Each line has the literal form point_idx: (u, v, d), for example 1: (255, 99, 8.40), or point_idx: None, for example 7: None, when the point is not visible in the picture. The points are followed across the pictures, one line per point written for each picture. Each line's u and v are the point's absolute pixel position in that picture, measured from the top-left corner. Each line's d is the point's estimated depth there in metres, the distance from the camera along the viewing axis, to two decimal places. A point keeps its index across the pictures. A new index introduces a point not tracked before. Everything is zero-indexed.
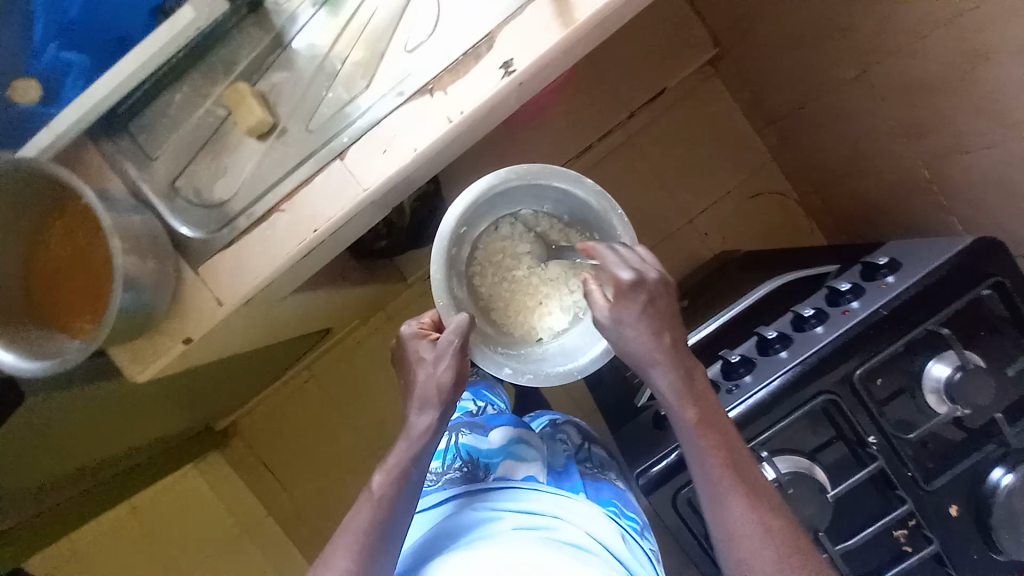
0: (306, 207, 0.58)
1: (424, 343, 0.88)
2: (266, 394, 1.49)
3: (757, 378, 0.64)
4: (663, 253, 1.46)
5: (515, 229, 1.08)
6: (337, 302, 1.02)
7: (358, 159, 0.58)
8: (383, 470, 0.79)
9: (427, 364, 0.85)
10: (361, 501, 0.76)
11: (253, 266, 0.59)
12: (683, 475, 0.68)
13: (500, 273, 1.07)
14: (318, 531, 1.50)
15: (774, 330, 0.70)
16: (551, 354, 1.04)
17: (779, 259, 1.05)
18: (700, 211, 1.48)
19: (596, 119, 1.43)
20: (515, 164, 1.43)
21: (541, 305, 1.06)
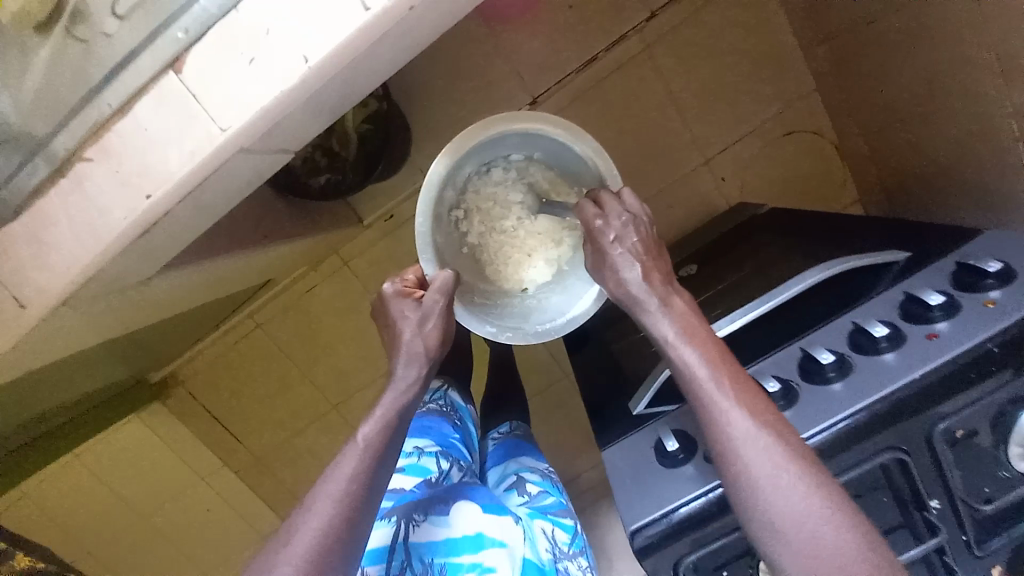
0: (129, 157, 0.40)
1: (410, 303, 0.72)
2: (208, 343, 1.32)
3: (808, 418, 0.54)
4: (669, 201, 1.24)
5: (508, 174, 0.86)
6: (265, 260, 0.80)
7: (231, 83, 0.37)
8: (373, 420, 0.65)
9: (412, 326, 0.71)
10: (343, 456, 0.61)
11: (73, 244, 0.42)
12: (710, 529, 0.58)
13: (483, 226, 0.87)
14: (280, 481, 1.44)
15: (824, 348, 0.58)
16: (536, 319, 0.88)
17: (817, 227, 0.86)
18: (719, 151, 1.23)
19: (606, 20, 1.12)
20: (498, 76, 1.13)
21: (526, 265, 0.88)
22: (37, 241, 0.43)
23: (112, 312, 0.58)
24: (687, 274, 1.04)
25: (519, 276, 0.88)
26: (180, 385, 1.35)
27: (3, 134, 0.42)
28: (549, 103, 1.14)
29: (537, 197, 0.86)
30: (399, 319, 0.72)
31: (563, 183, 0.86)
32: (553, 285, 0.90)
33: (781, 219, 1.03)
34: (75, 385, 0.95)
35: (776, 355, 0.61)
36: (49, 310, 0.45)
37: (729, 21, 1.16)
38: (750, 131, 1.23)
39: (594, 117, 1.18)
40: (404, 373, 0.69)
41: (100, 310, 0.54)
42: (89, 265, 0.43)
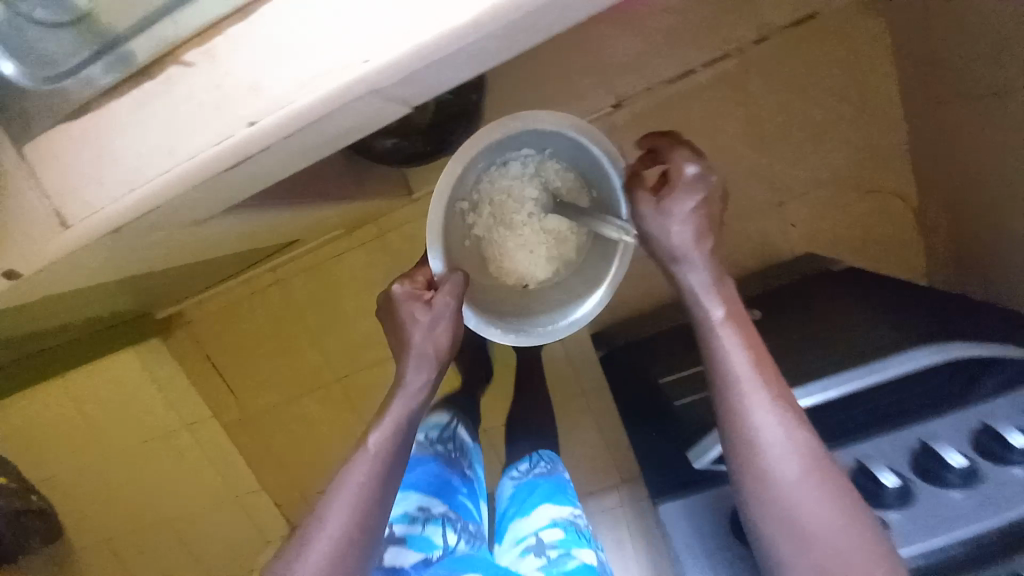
0: (239, 66, 0.35)
1: (419, 307, 0.69)
2: (224, 291, 1.25)
3: (920, 517, 0.57)
4: (732, 235, 1.17)
5: (524, 172, 0.88)
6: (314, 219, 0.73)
7: (383, 7, 0.32)
8: (382, 428, 0.63)
9: (426, 330, 0.68)
10: (353, 460, 0.61)
11: (151, 160, 0.38)
12: None
13: (492, 222, 0.88)
14: (266, 445, 1.37)
15: (953, 448, 0.59)
16: (536, 318, 0.90)
17: (911, 303, 0.79)
18: (796, 195, 1.16)
19: (711, 35, 1.05)
20: (586, 72, 1.06)
21: (531, 264, 0.90)
22: (114, 143, 0.38)
23: (148, 243, 0.51)
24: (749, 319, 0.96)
25: (522, 274, 0.90)
26: (186, 327, 1.29)
27: (86, 29, 0.40)
28: (633, 108, 1.07)
29: (547, 198, 0.89)
30: (408, 321, 0.69)
31: (575, 187, 0.89)
32: (554, 285, 0.93)
33: (858, 281, 0.96)
34: (84, 310, 0.90)
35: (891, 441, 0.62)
36: (110, 228, 0.40)
37: (837, 59, 1.09)
38: (831, 180, 1.16)
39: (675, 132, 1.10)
40: (414, 381, 0.67)
41: (139, 241, 0.48)
42: (169, 186, 0.38)
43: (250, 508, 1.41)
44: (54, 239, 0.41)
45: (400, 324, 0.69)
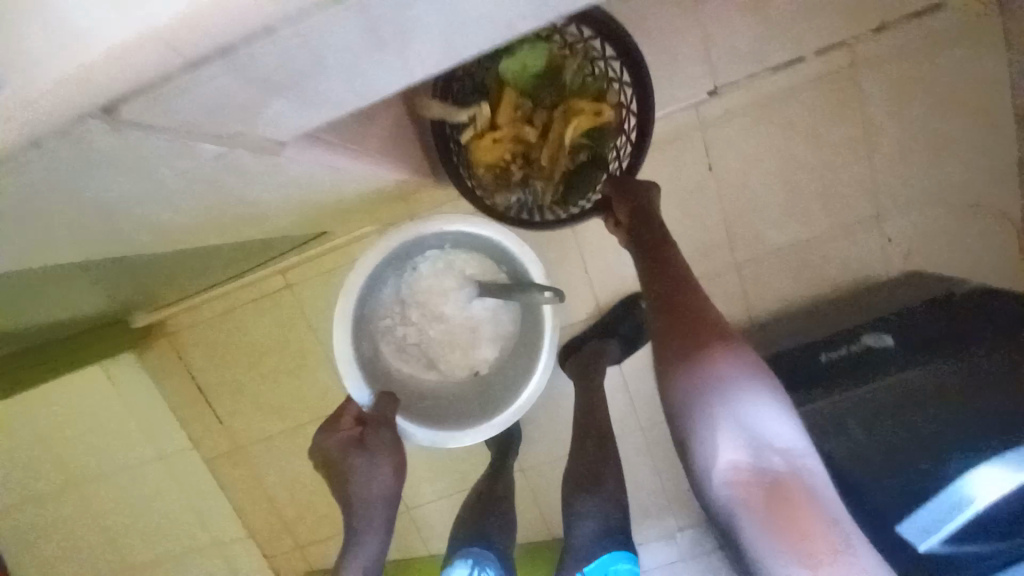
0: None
1: (359, 453, 0.69)
2: (221, 295, 1.03)
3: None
4: (827, 250, 1.01)
5: (435, 269, 0.80)
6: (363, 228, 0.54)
7: None
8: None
9: (375, 477, 0.69)
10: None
11: None
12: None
13: (420, 325, 0.81)
14: (251, 482, 1.12)
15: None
16: (489, 403, 0.80)
17: None
18: (899, 207, 1.00)
19: (821, 21, 0.92)
20: (678, 55, 0.92)
21: (472, 348, 0.82)
22: None
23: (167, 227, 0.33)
24: (876, 346, 0.79)
25: (466, 362, 0.82)
26: (171, 340, 1.06)
27: None
28: (726, 100, 0.94)
29: (467, 283, 0.80)
30: (352, 468, 0.69)
31: (493, 264, 0.80)
32: (505, 363, 0.83)
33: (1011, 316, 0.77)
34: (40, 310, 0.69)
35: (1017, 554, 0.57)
36: (190, 57, 0.28)
37: (969, 54, 0.93)
38: (948, 193, 0.99)
39: (772, 129, 0.96)
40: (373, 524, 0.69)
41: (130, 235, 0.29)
42: None
43: (230, 557, 1.16)
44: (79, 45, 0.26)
45: (343, 473, 0.69)
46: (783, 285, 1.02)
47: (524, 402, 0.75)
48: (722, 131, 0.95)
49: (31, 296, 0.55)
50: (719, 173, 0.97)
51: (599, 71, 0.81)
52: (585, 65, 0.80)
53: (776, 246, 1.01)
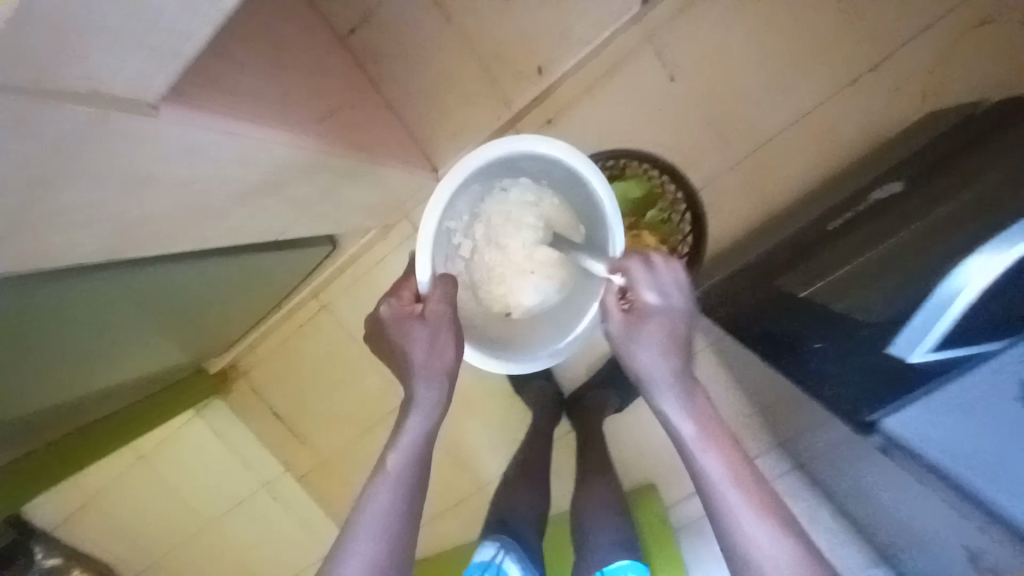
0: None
1: (416, 323, 0.61)
2: (271, 326, 1.17)
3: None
4: (829, 120, 0.91)
5: (521, 196, 0.77)
6: (292, 191, 0.56)
7: None
8: (401, 446, 0.56)
9: (434, 346, 0.60)
10: (374, 489, 0.53)
11: None
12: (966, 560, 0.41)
13: (482, 246, 0.78)
14: (340, 492, 1.23)
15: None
16: (512, 347, 0.76)
17: None
18: (896, 49, 0.87)
19: None
20: None
21: (517, 289, 0.78)
22: None
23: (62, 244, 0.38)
24: (885, 196, 0.72)
25: (505, 300, 0.78)
26: (244, 376, 1.21)
27: None
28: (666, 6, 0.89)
29: (544, 229, 0.78)
30: (409, 342, 0.61)
31: (573, 218, 0.78)
32: (540, 315, 0.79)
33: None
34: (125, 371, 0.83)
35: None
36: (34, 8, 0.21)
37: None
38: (945, 16, 0.86)
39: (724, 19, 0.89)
40: (426, 393, 0.58)
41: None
42: None
43: None
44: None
45: (400, 347, 0.61)
46: (792, 172, 0.93)
47: (544, 359, 0.74)
48: (671, 38, 0.91)
49: (113, 339, 0.71)
50: (680, 81, 0.92)
51: (673, 217, 0.92)
52: (666, 210, 0.92)
53: (769, 132, 0.92)
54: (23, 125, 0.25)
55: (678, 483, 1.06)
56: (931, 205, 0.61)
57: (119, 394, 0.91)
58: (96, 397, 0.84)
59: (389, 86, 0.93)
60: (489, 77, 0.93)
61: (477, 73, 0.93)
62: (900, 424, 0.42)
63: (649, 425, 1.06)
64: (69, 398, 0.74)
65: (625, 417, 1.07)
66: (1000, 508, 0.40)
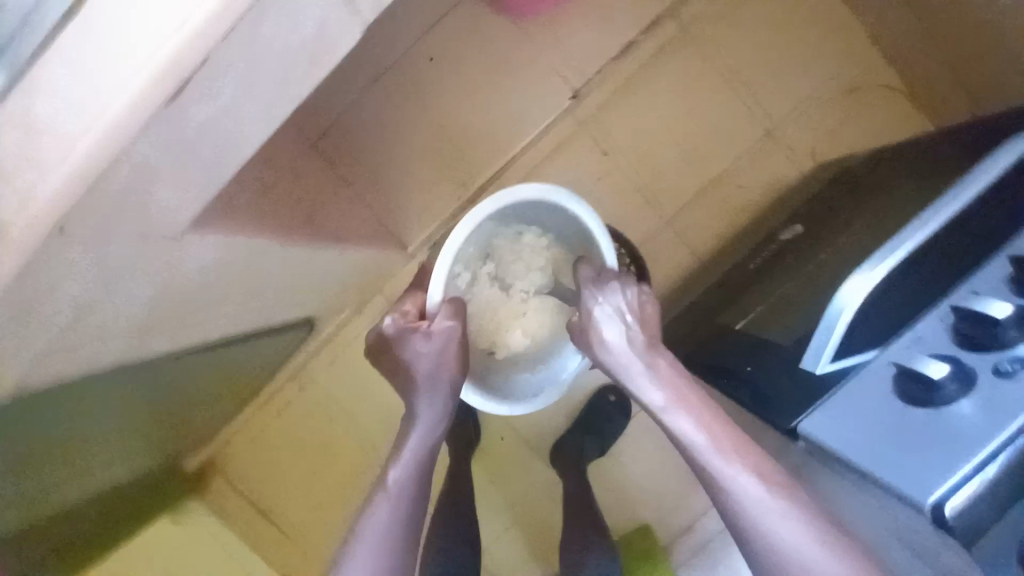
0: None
1: (419, 338, 0.63)
2: (251, 413, 1.17)
3: (991, 424, 0.40)
4: (739, 179, 1.07)
5: (531, 241, 0.82)
6: (283, 283, 0.63)
7: None
8: (402, 460, 0.61)
9: (425, 365, 0.62)
10: (376, 504, 0.59)
11: (113, 41, 0.26)
12: (893, 524, 0.45)
13: (484, 280, 0.83)
14: None
15: (986, 299, 0.44)
16: (490, 384, 0.80)
17: (941, 148, 0.67)
18: (781, 119, 1.06)
19: (637, 4, 1.02)
20: (537, 80, 1.03)
21: (507, 330, 0.81)
22: (112, 33, 0.26)
23: (86, 359, 0.44)
24: (792, 236, 0.85)
25: (492, 338, 0.82)
26: (221, 470, 1.18)
27: None
28: (591, 98, 1.05)
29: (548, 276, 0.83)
30: (407, 358, 0.63)
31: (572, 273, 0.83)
32: (521, 357, 0.83)
33: (975, 144, 0.63)
34: (114, 473, 0.84)
35: (922, 324, 0.46)
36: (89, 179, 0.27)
37: None
38: (815, 90, 1.05)
39: (642, 106, 1.06)
40: (428, 408, 0.62)
41: (44, 376, 0.40)
42: (174, 63, 0.26)
43: None
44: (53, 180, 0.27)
45: (399, 361, 0.64)
46: (716, 222, 1.08)
47: (521, 408, 0.78)
48: (601, 124, 1.06)
49: (102, 447, 0.72)
50: (612, 157, 1.07)
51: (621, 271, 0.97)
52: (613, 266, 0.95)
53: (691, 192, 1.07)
54: (98, 263, 0.33)
55: (670, 522, 1.08)
56: (827, 245, 0.73)
57: (94, 509, 0.88)
58: (76, 512, 0.82)
59: (359, 178, 1.03)
60: (448, 164, 1.05)
61: (437, 161, 1.05)
62: (815, 427, 0.48)
63: (634, 465, 1.09)
64: (56, 511, 0.74)
65: (609, 460, 1.10)
66: (900, 490, 0.41)
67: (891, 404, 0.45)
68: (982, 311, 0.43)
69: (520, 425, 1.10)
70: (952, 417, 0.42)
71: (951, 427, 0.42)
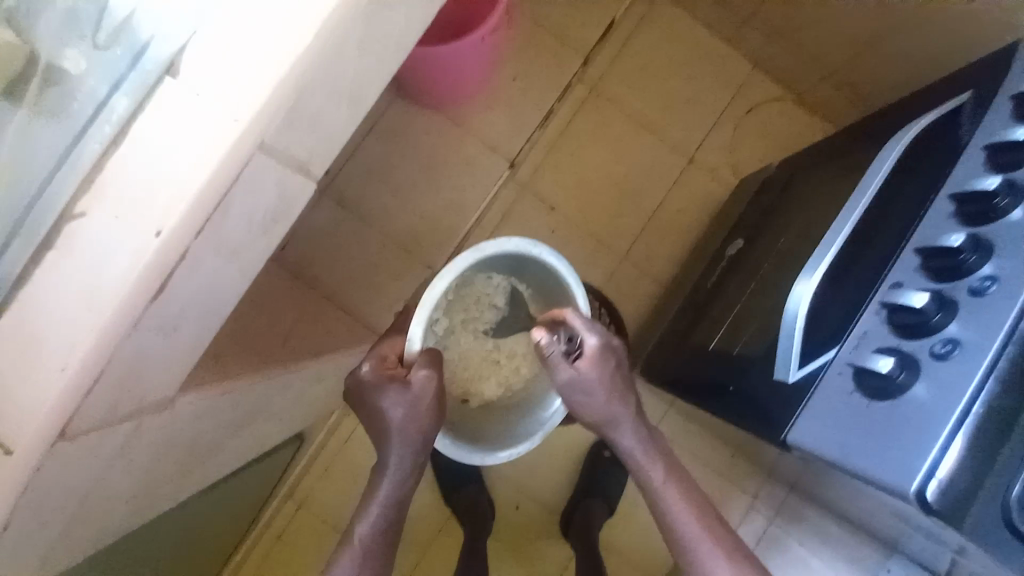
0: (123, 187, 0.29)
1: (393, 391, 0.58)
2: (251, 545, 1.10)
3: (943, 405, 0.44)
4: (676, 205, 1.17)
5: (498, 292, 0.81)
6: (271, 408, 0.63)
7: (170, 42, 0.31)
8: (371, 512, 0.58)
9: (397, 424, 0.58)
10: (340, 561, 0.56)
11: (100, 259, 0.29)
12: (897, 508, 0.49)
13: (453, 332, 0.83)
14: None
15: (908, 291, 0.50)
16: (468, 432, 0.76)
17: (836, 153, 0.77)
18: (697, 146, 1.17)
19: (547, 76, 1.13)
20: (475, 157, 1.11)
21: (479, 380, 0.82)
22: (103, 254, 0.29)
23: (86, 542, 0.43)
24: (736, 251, 0.93)
25: (466, 388, 0.81)
26: None
27: None
28: (527, 163, 1.13)
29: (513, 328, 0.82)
30: (380, 414, 0.59)
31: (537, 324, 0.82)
32: (495, 408, 0.82)
33: (861, 146, 0.72)
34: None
35: (861, 322, 0.52)
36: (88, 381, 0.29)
37: (663, 34, 1.16)
38: (720, 117, 1.18)
39: (575, 161, 1.15)
40: (399, 460, 0.59)
41: (47, 570, 0.39)
42: (159, 260, 0.29)
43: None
44: (58, 387, 0.29)
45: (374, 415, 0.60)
46: (666, 247, 1.16)
47: (504, 456, 0.71)
48: (541, 183, 1.15)
49: None
50: (559, 210, 1.15)
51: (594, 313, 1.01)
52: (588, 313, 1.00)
53: (637, 226, 1.16)
54: (94, 451, 0.34)
55: None
56: (768, 256, 0.80)
57: None
58: None
59: (324, 280, 1.06)
60: (408, 250, 1.10)
61: (396, 248, 1.09)
62: (802, 436, 0.54)
63: None
64: None
65: (627, 500, 1.08)
66: (889, 482, 0.45)
67: (855, 399, 0.50)
68: (907, 303, 0.49)
69: (532, 486, 1.09)
70: (910, 404, 0.46)
71: (912, 413, 0.46)
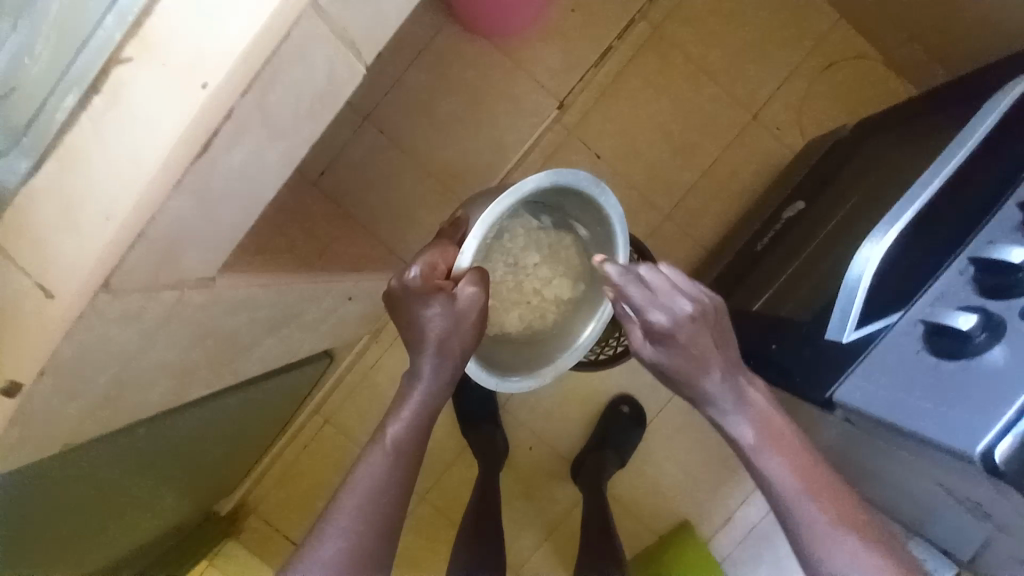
0: (172, 46, 0.28)
1: (440, 302, 0.58)
2: (278, 452, 1.17)
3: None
4: (731, 164, 1.09)
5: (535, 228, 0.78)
6: (303, 319, 0.64)
7: None
8: (402, 417, 0.58)
9: (435, 335, 0.58)
10: (366, 450, 0.57)
11: (147, 114, 0.28)
12: (949, 479, 0.46)
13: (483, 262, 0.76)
14: None
15: (1003, 247, 0.45)
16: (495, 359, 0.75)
17: (927, 110, 0.69)
18: (764, 102, 1.08)
19: (609, 10, 1.04)
20: (522, 94, 1.06)
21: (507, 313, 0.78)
22: (153, 108, 0.28)
23: (131, 409, 0.45)
24: (794, 213, 0.86)
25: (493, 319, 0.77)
26: (255, 512, 1.18)
27: None
28: (576, 105, 1.07)
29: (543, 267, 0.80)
30: (422, 324, 0.59)
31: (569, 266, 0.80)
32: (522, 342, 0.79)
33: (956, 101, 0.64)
34: (151, 524, 0.85)
35: (938, 282, 0.48)
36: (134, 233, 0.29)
37: None
38: (794, 71, 1.07)
39: (627, 107, 1.08)
40: (432, 370, 0.59)
41: (96, 425, 0.42)
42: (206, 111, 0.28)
43: None
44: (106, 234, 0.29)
45: (416, 325, 0.59)
46: (715, 209, 1.10)
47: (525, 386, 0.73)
48: (590, 129, 1.09)
49: (139, 499, 0.73)
50: (605, 159, 1.09)
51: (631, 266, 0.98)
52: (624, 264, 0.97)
53: (686, 183, 1.09)
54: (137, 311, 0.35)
55: (710, 512, 1.07)
56: (828, 218, 0.75)
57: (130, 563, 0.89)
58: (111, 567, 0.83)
59: (361, 209, 1.05)
60: (445, 186, 1.07)
61: (434, 183, 1.07)
62: (849, 395, 0.51)
63: (664, 459, 1.08)
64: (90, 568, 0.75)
65: (641, 457, 1.09)
66: (946, 443, 0.42)
67: (921, 360, 0.47)
68: (1000, 258, 0.44)
69: (547, 432, 1.10)
70: (983, 367, 0.43)
71: (986, 376, 0.42)
